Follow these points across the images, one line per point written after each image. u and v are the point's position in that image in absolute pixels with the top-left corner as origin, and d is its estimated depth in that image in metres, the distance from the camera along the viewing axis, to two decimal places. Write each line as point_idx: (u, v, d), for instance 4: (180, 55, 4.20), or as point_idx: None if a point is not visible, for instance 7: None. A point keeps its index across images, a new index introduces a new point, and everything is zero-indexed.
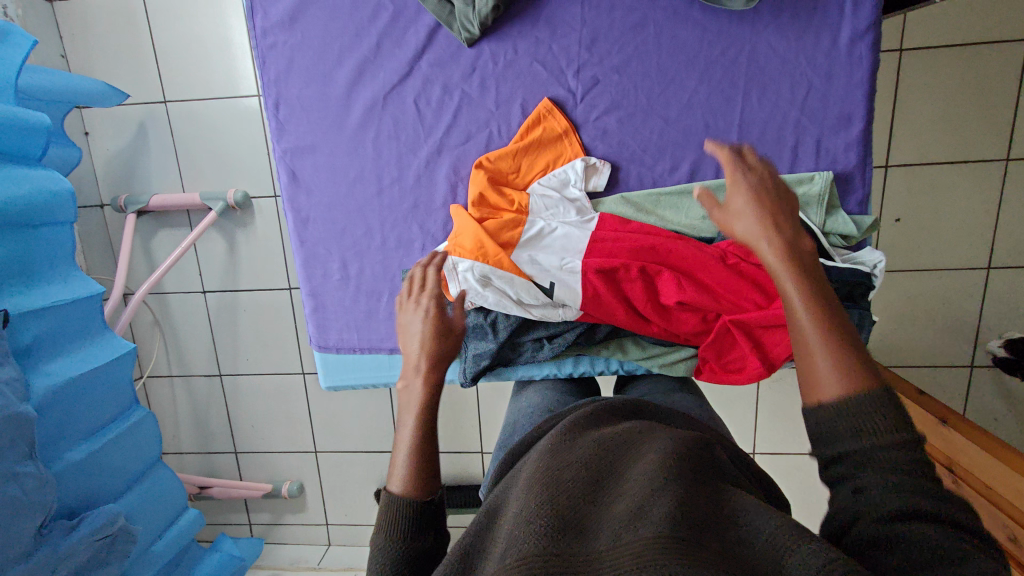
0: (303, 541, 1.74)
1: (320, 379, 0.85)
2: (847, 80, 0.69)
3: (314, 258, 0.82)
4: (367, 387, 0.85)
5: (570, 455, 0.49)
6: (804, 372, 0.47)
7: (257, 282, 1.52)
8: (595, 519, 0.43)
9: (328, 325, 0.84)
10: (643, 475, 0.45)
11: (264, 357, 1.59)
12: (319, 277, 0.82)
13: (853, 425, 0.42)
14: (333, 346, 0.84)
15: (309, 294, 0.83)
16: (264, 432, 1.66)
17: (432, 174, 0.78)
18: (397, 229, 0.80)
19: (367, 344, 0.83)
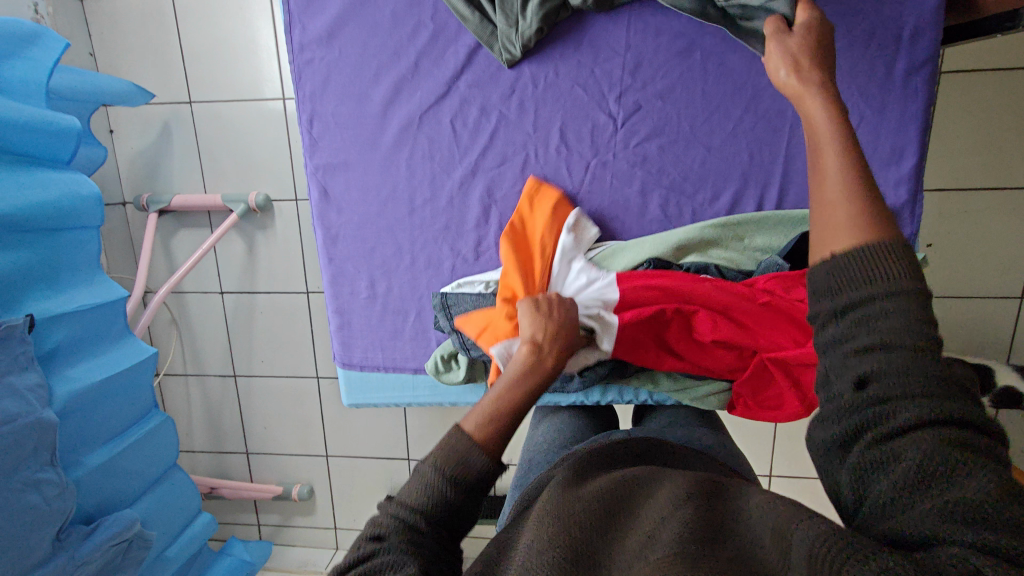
0: (311, 544, 1.74)
1: (342, 395, 0.85)
2: (899, 114, 0.67)
3: (341, 275, 0.81)
4: (389, 406, 0.84)
5: (583, 492, 0.51)
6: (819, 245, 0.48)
7: (275, 285, 1.52)
8: (607, 553, 0.44)
9: (353, 342, 0.83)
10: (656, 506, 0.46)
11: (279, 360, 1.58)
12: (346, 294, 0.82)
13: (873, 278, 0.42)
14: (357, 364, 0.83)
15: (336, 311, 0.82)
16: (276, 435, 1.66)
17: (465, 196, 0.77)
18: (427, 249, 0.79)
19: (391, 363, 0.82)
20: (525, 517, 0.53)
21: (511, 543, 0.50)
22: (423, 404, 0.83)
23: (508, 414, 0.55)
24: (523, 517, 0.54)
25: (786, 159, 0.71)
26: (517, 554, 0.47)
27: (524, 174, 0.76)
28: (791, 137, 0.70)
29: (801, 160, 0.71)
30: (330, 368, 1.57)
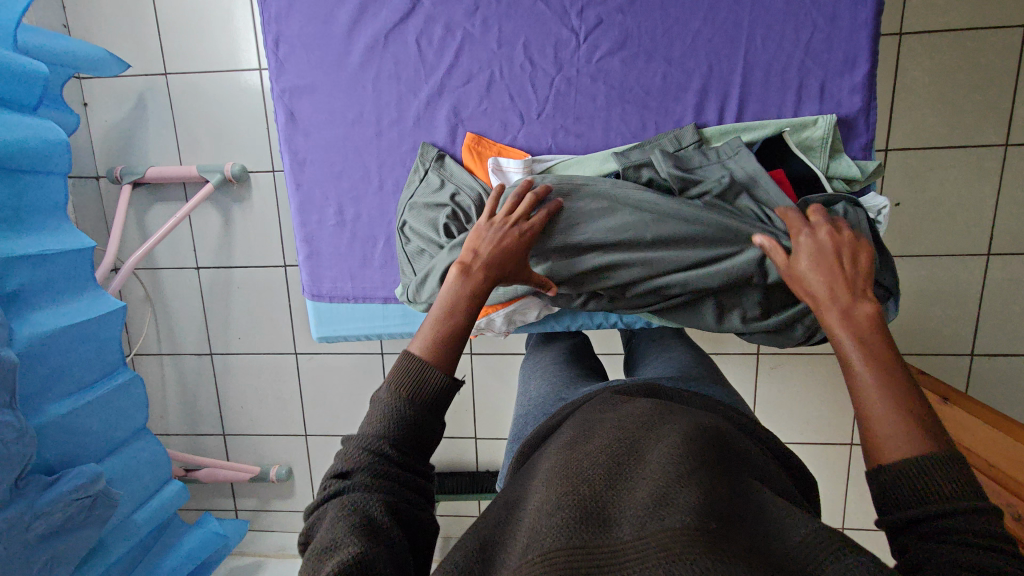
0: (289, 529, 1.71)
1: (312, 328, 0.85)
2: (851, 21, 0.69)
3: (309, 202, 0.82)
4: (359, 338, 0.84)
5: (588, 451, 0.49)
6: (866, 436, 0.47)
7: (252, 259, 1.50)
8: (617, 506, 0.42)
9: (322, 273, 0.83)
10: (661, 464, 0.44)
11: (256, 337, 1.56)
12: (314, 222, 0.82)
13: (932, 493, 0.41)
14: (326, 295, 0.83)
15: (304, 239, 0.83)
16: (254, 414, 1.63)
17: (432, 116, 0.78)
18: (395, 172, 0.80)
19: (361, 292, 0.83)
20: (533, 474, 0.52)
21: (519, 503, 0.48)
22: (394, 334, 0.84)
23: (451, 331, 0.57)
24: (527, 478, 0.52)
25: (744, 70, 0.72)
26: (526, 517, 0.45)
27: (490, 92, 0.77)
28: (748, 47, 0.72)
29: (759, 70, 0.72)
30: (309, 344, 1.55)
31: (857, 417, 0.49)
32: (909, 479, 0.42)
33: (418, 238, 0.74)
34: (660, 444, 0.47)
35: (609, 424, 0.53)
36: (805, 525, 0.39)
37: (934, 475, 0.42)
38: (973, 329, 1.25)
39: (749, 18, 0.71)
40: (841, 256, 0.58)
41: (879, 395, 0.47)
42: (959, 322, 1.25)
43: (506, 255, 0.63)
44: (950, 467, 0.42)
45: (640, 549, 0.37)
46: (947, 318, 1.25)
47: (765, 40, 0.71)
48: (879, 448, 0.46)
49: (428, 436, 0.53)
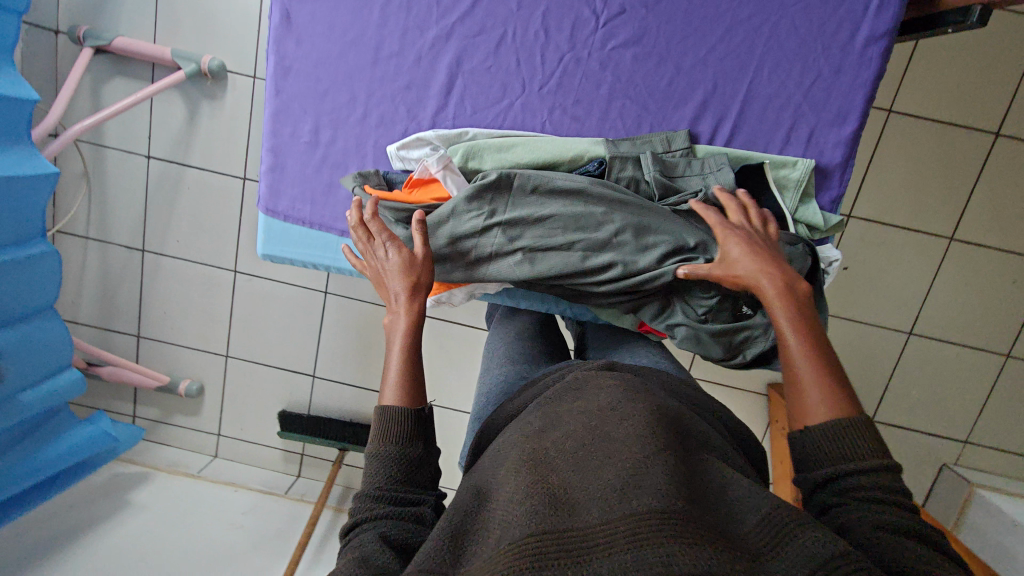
0: (186, 447, 1.65)
1: (257, 245, 0.80)
2: (852, 78, 0.72)
3: (285, 113, 0.78)
4: (304, 266, 0.80)
5: (555, 437, 0.52)
6: (797, 402, 0.55)
7: (209, 164, 1.42)
8: (583, 491, 0.45)
9: (281, 190, 0.79)
10: (625, 448, 0.47)
11: (196, 245, 1.48)
12: (286, 135, 0.78)
13: (845, 454, 0.50)
14: (281, 213, 0.79)
15: (271, 150, 0.79)
16: (176, 323, 1.56)
17: (434, 58, 0.75)
18: (382, 106, 0.77)
19: (318, 220, 0.79)
20: (497, 462, 0.54)
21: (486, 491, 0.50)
22: (342, 271, 0.80)
23: (400, 369, 0.61)
24: (496, 462, 0.54)
25: (745, 97, 0.73)
26: (495, 504, 0.48)
27: (498, 51, 0.75)
28: (754, 76, 0.73)
29: (758, 102, 0.73)
30: (251, 266, 1.49)
31: (790, 384, 0.57)
32: (835, 444, 0.51)
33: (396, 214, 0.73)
34: (624, 425, 0.50)
35: (574, 407, 0.56)
36: (772, 502, 0.44)
37: (840, 431, 0.51)
38: (878, 397, 1.35)
39: (762, 49, 0.72)
40: (762, 243, 0.64)
41: (809, 375, 0.55)
42: (868, 389, 1.35)
43: (404, 276, 0.65)
44: (859, 426, 0.51)
45: (609, 536, 0.41)
46: (860, 382, 1.34)
47: (771, 74, 0.73)
48: (805, 412, 0.54)
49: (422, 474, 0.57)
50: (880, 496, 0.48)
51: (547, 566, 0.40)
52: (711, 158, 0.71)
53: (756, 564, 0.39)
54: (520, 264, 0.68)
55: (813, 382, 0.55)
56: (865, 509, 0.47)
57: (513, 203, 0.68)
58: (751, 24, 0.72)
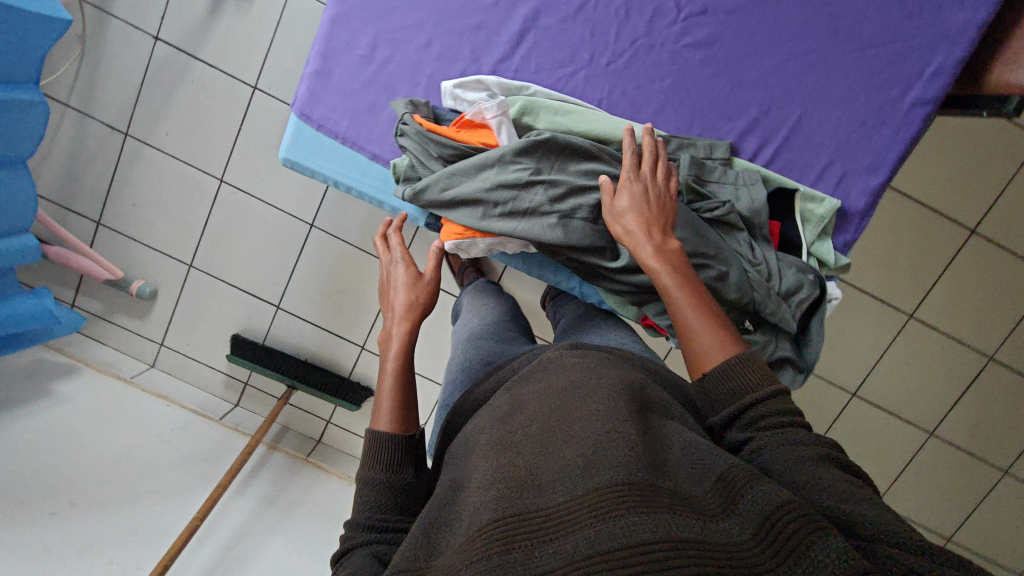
0: (123, 351, 1.55)
1: (282, 146, 0.75)
2: (890, 135, 0.77)
3: (345, 20, 0.75)
4: (325, 181, 0.76)
5: (520, 418, 0.54)
6: (691, 354, 0.60)
7: (221, 63, 1.34)
8: (546, 470, 0.46)
9: (322, 97, 0.75)
10: (584, 427, 0.48)
11: (186, 142, 1.40)
12: (340, 43, 0.75)
13: (745, 391, 0.54)
14: (316, 120, 0.75)
15: (319, 53, 0.75)
16: (143, 219, 1.47)
17: (510, 5, 0.75)
18: (447, 38, 0.75)
19: (353, 137, 0.76)
20: (468, 456, 0.55)
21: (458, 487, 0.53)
22: (364, 196, 0.77)
23: (392, 389, 0.69)
24: (467, 452, 0.56)
25: (793, 126, 0.77)
26: (467, 494, 0.49)
27: (575, 16, 0.75)
28: (805, 109, 0.76)
29: (803, 134, 0.77)
30: (240, 179, 1.42)
31: (683, 338, 0.61)
32: (727, 382, 0.55)
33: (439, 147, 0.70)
34: (582, 403, 0.51)
35: (538, 387, 0.57)
36: (736, 462, 0.46)
37: (738, 377, 0.55)
38: None
39: (817, 85, 0.76)
40: (657, 198, 0.66)
41: (695, 326, 0.60)
42: None
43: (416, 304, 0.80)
44: (749, 363, 0.55)
45: (572, 512, 0.41)
46: None
47: (821, 111, 0.76)
48: (701, 361, 0.59)
49: (412, 504, 0.62)
50: (793, 429, 0.51)
51: (514, 549, 0.40)
52: (746, 171, 0.73)
53: (712, 522, 0.41)
54: (553, 227, 0.67)
55: (698, 333, 0.59)
56: (783, 443, 0.50)
57: (554, 166, 0.69)
58: (813, 60, 0.76)
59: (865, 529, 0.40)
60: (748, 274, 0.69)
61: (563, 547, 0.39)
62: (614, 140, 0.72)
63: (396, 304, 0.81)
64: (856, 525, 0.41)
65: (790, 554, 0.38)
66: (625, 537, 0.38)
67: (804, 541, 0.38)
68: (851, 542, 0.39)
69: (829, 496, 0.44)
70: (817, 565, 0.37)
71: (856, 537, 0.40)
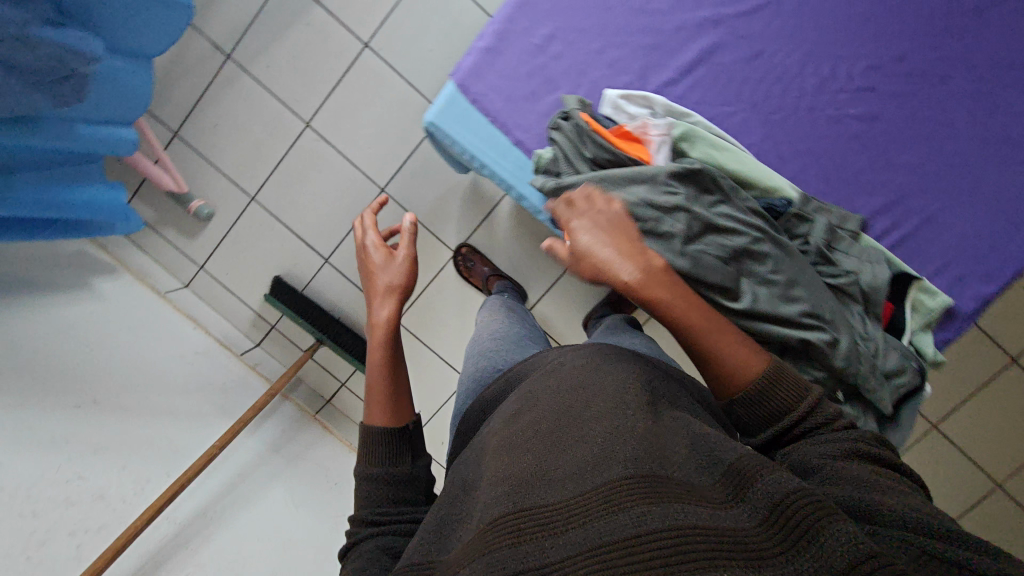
0: (160, 264, 1.54)
1: (431, 107, 0.84)
2: (1007, 252, 0.83)
3: (529, 11, 0.86)
4: (462, 151, 0.85)
5: (529, 412, 0.56)
6: (716, 372, 0.62)
7: (340, 13, 1.36)
8: (553, 463, 0.48)
9: (487, 71, 0.86)
10: (595, 426, 0.50)
11: (284, 80, 1.41)
12: (519, 28, 0.86)
13: (775, 403, 0.57)
14: (472, 93, 0.86)
15: (496, 33, 0.86)
16: (219, 142, 1.47)
17: (686, 41, 0.86)
18: (618, 50, 0.86)
19: (501, 117, 0.86)
20: (482, 446, 0.57)
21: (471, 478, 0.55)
22: (492, 173, 0.86)
23: (381, 382, 0.72)
24: (478, 451, 0.58)
25: (920, 222, 0.85)
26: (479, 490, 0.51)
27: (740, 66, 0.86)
28: (933, 209, 0.84)
29: (929, 231, 0.84)
30: (326, 128, 1.43)
31: (703, 358, 0.63)
32: (763, 408, 0.58)
33: (593, 148, 0.81)
34: (590, 403, 0.53)
35: (547, 384, 0.59)
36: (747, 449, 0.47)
37: (765, 387, 0.58)
38: None
39: (947, 190, 0.84)
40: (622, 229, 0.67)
41: (709, 346, 0.62)
42: None
43: (398, 292, 0.81)
44: (780, 372, 0.59)
45: (580, 504, 0.43)
46: None
47: (948, 215, 0.84)
48: (726, 378, 0.61)
49: (411, 494, 0.65)
50: (834, 430, 0.54)
51: (523, 541, 0.42)
52: (873, 251, 0.80)
53: (716, 509, 0.42)
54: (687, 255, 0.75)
55: (714, 351, 0.62)
56: (815, 446, 0.53)
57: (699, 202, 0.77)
58: (946, 166, 0.84)
59: (883, 516, 0.42)
60: (859, 345, 0.75)
61: (571, 539, 0.41)
62: (760, 183, 0.80)
63: (378, 291, 0.81)
64: (873, 516, 0.42)
65: (799, 539, 0.38)
66: (633, 526, 0.40)
67: (813, 521, 0.39)
68: (866, 528, 0.41)
69: (853, 492, 0.45)
70: (827, 548, 0.37)
71: (874, 523, 0.42)
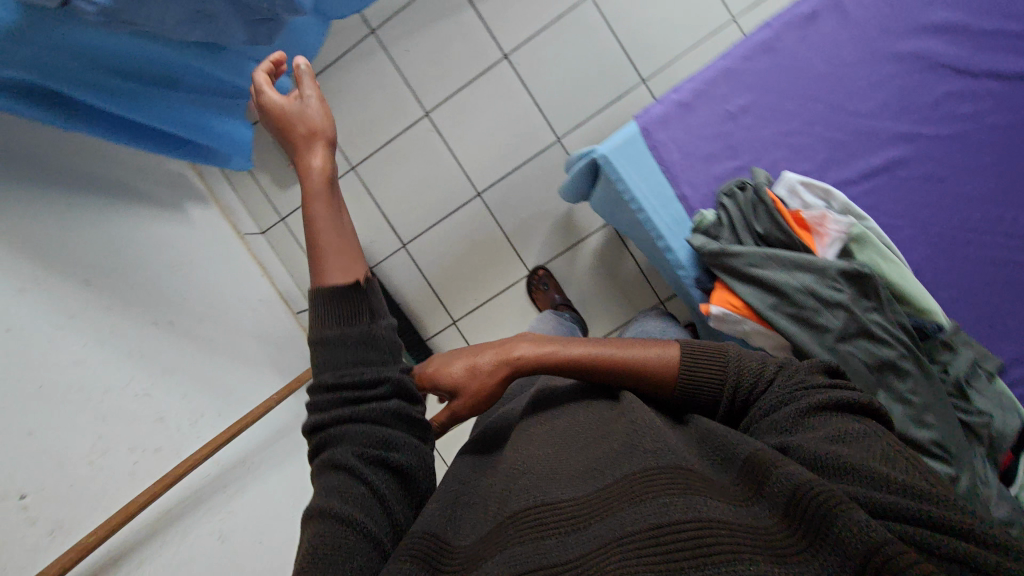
0: (242, 204, 1.54)
1: (612, 142, 0.94)
2: None
3: (727, 83, 0.99)
4: (628, 193, 0.94)
5: (542, 436, 0.63)
6: (653, 369, 0.66)
7: (493, 22, 1.39)
8: (577, 475, 0.53)
9: (675, 120, 0.98)
10: (616, 437, 0.56)
11: (420, 68, 1.44)
12: (715, 93, 0.99)
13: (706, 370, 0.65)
14: (654, 138, 0.98)
15: (693, 91, 0.99)
16: (336, 106, 1.48)
17: (849, 153, 0.98)
18: (792, 138, 0.99)
19: (671, 167, 0.98)
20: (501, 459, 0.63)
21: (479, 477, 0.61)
22: (648, 221, 0.95)
23: (326, 247, 0.66)
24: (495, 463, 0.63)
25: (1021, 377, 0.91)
26: (494, 485, 0.56)
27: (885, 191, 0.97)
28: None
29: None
30: (445, 123, 1.46)
31: (639, 368, 0.67)
32: (692, 379, 0.65)
33: (765, 224, 0.92)
34: (614, 424, 0.60)
35: (557, 415, 0.67)
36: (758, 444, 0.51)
37: (689, 370, 0.65)
38: None
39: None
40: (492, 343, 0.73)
41: (628, 348, 0.69)
42: None
43: (300, 117, 0.73)
44: (693, 355, 0.66)
45: (605, 503, 0.47)
46: None
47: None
48: (660, 373, 0.66)
49: (366, 354, 0.60)
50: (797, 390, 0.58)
51: (544, 537, 0.46)
52: (1008, 397, 0.85)
53: (736, 506, 0.45)
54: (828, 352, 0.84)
55: (638, 356, 0.67)
56: (798, 416, 0.55)
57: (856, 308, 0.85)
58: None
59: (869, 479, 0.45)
60: (982, 486, 0.79)
61: (602, 531, 0.45)
62: (917, 305, 0.87)
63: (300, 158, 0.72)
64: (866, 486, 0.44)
65: (819, 522, 0.41)
66: (663, 511, 0.43)
67: (828, 508, 0.41)
68: (868, 504, 0.43)
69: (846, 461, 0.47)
70: (844, 524, 0.40)
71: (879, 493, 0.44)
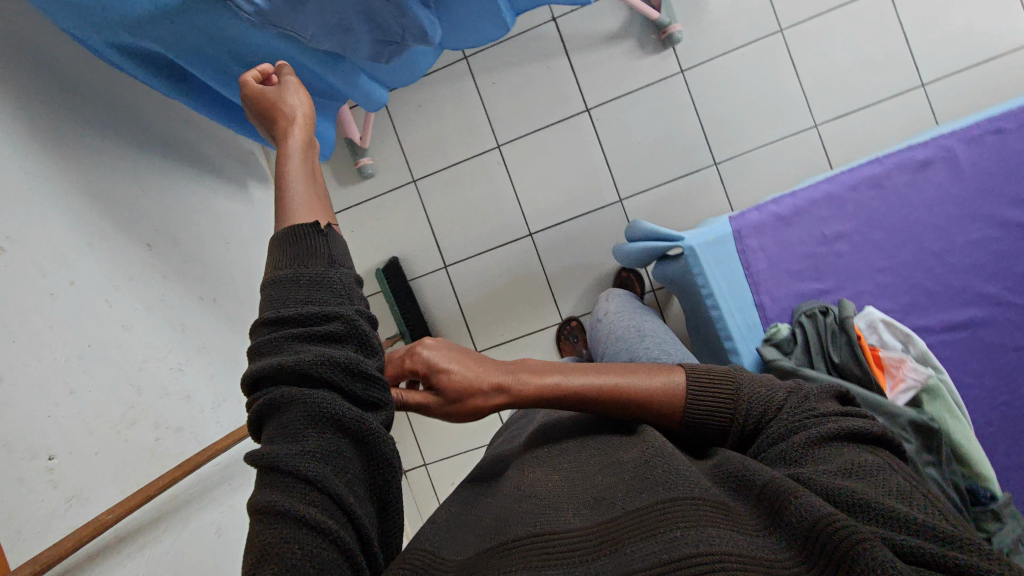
0: None
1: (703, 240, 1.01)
2: None
3: (828, 208, 1.03)
4: (708, 288, 1.03)
5: (541, 466, 0.58)
6: (661, 404, 0.60)
7: (582, 75, 1.43)
8: (574, 504, 0.49)
9: (769, 232, 1.04)
10: (625, 461, 0.52)
11: (502, 102, 1.46)
12: (815, 215, 1.03)
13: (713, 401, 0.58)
14: (745, 244, 1.04)
15: (793, 210, 1.04)
16: (412, 120, 1.50)
17: (928, 296, 1.00)
18: (882, 273, 1.02)
19: (755, 276, 1.04)
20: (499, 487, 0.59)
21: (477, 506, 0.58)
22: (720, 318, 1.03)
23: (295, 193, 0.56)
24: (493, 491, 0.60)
25: None
26: (490, 512, 0.52)
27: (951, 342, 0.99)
28: None
29: None
30: (514, 159, 1.48)
31: (645, 400, 0.60)
32: (704, 407, 0.59)
33: (839, 353, 0.96)
34: (623, 453, 0.54)
35: (564, 443, 0.62)
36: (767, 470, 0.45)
37: (695, 400, 0.59)
38: None
39: None
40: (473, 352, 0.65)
41: (629, 377, 0.62)
42: None
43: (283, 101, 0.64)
44: (703, 387, 0.60)
45: (606, 532, 0.43)
46: None
47: None
48: (668, 407, 0.60)
49: (316, 294, 0.49)
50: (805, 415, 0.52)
51: (541, 563, 0.42)
52: None
53: (747, 536, 0.40)
54: None
55: (639, 386, 0.61)
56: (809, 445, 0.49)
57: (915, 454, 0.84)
58: None
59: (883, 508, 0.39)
60: None
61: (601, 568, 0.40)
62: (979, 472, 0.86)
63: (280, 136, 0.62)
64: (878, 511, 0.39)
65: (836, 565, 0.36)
66: (673, 544, 0.39)
67: (849, 548, 0.36)
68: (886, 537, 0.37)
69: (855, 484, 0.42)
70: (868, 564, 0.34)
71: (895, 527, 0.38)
